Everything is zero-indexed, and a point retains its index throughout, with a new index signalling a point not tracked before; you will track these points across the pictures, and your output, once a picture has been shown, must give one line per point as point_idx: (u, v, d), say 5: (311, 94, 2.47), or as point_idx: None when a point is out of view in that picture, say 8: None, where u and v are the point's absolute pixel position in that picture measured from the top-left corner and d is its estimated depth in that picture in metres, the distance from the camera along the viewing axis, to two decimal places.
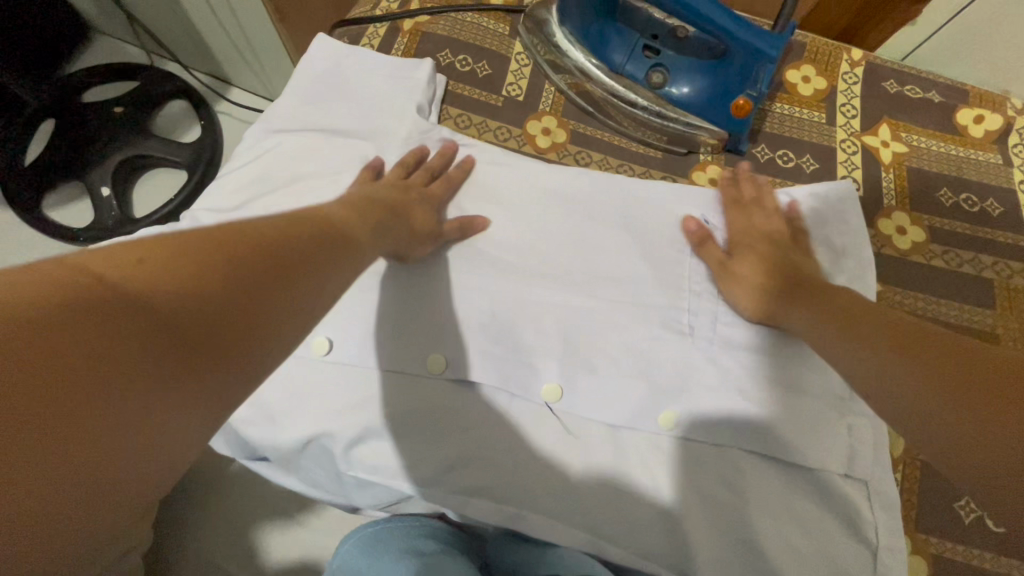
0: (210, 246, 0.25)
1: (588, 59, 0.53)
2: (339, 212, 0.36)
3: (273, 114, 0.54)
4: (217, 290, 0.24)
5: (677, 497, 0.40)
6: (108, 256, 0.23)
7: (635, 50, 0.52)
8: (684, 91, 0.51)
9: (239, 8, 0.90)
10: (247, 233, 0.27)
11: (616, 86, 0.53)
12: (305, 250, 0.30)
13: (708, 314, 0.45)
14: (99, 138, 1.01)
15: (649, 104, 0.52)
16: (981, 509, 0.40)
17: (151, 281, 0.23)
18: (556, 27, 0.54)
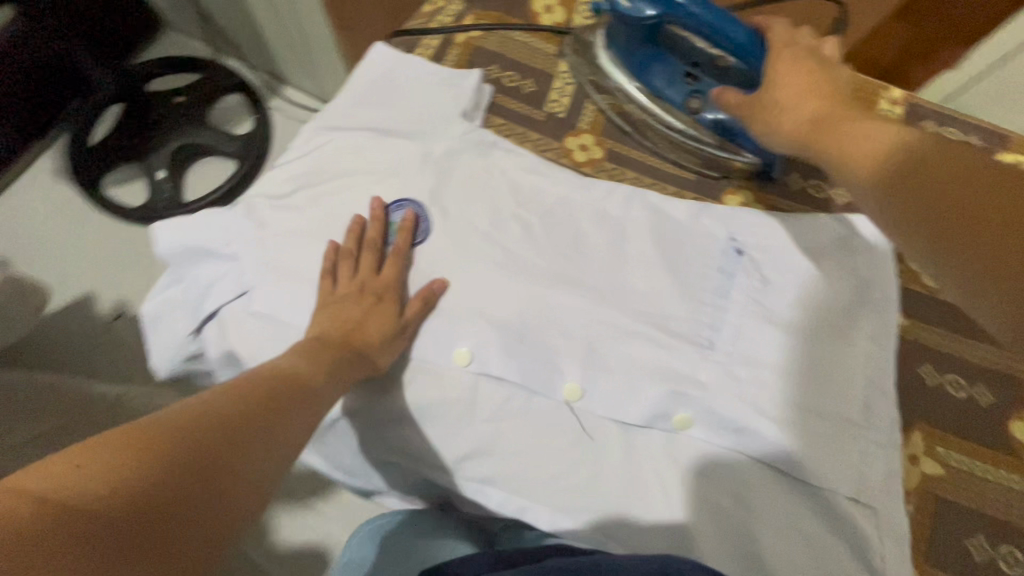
0: (155, 434, 0.27)
1: (630, 82, 0.56)
2: (294, 366, 0.39)
3: (328, 112, 0.57)
4: (171, 473, 0.26)
5: (682, 502, 0.42)
6: (49, 472, 0.23)
7: (675, 77, 0.55)
8: (720, 117, 0.53)
9: (301, 13, 0.96)
10: (200, 415, 0.29)
11: (654, 110, 0.55)
12: (257, 415, 0.32)
13: (729, 330, 0.46)
14: (161, 125, 1.08)
15: (684, 128, 0.54)
16: (994, 550, 0.39)
17: (96, 485, 0.23)
18: (601, 50, 0.57)
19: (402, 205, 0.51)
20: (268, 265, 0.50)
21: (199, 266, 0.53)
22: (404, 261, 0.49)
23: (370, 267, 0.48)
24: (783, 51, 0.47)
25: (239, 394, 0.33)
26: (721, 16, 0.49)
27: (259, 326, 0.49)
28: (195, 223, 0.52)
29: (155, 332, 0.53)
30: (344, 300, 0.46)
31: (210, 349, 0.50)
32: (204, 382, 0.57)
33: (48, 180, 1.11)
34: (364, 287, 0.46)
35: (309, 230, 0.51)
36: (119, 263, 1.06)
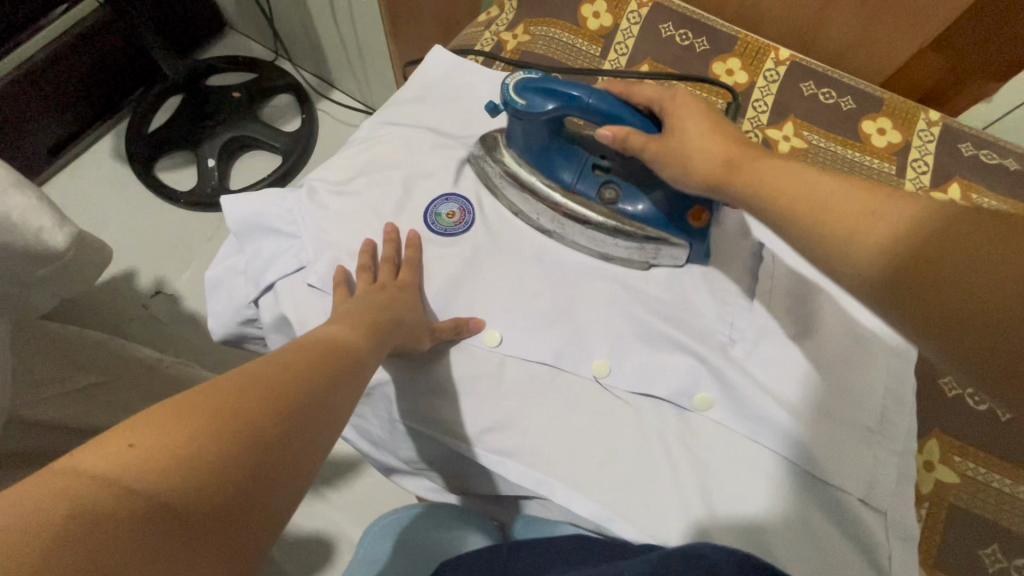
0: (204, 405, 0.24)
1: (538, 179, 0.51)
2: (338, 334, 0.37)
3: (389, 107, 0.60)
4: (230, 446, 0.23)
5: (697, 490, 0.43)
6: (100, 451, 0.21)
7: (583, 167, 0.50)
8: (638, 207, 0.49)
9: (358, 20, 1.01)
10: (266, 373, 0.28)
11: (571, 206, 0.50)
12: (309, 378, 0.30)
13: (750, 332, 0.48)
14: (216, 118, 1.14)
15: (605, 220, 0.49)
16: (1008, 561, 0.40)
17: (151, 467, 0.21)
18: (504, 151, 0.52)
19: (451, 197, 0.53)
20: (327, 242, 0.52)
21: (259, 241, 0.54)
22: (419, 265, 0.50)
23: (390, 273, 0.48)
24: (676, 93, 0.45)
25: (295, 353, 0.31)
26: (610, 99, 0.45)
27: (312, 298, 0.51)
28: (262, 200, 0.53)
29: (214, 298, 0.57)
30: (388, 287, 0.46)
31: (266, 317, 0.53)
32: (253, 347, 0.60)
33: (107, 162, 1.18)
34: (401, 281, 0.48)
35: (363, 212, 0.53)
36: (167, 243, 1.12)
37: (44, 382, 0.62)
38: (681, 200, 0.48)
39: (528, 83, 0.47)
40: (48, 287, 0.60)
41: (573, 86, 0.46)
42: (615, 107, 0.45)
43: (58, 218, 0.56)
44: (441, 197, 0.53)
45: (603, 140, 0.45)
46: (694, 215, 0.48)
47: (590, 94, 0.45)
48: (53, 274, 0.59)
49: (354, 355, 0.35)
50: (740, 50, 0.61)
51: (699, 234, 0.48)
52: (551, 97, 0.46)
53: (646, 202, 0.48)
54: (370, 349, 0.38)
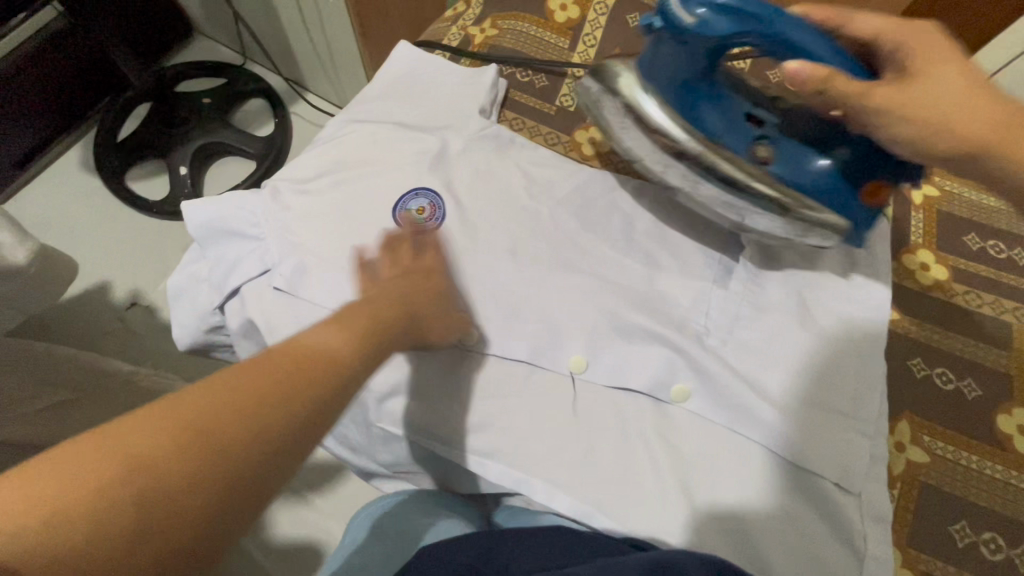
0: (101, 461, 0.24)
1: (675, 123, 0.44)
2: (326, 342, 0.32)
3: (355, 105, 0.59)
4: (108, 514, 0.23)
5: (673, 481, 0.43)
6: (38, 483, 0.23)
7: (733, 119, 0.46)
8: (796, 170, 0.45)
9: (328, 21, 1.00)
10: (224, 408, 0.26)
11: (715, 158, 0.44)
12: (252, 420, 0.27)
13: (722, 321, 0.49)
14: (185, 123, 1.12)
15: (755, 181, 0.44)
16: (977, 536, 0.41)
17: (24, 529, 0.22)
18: (627, 81, 0.44)
19: (418, 192, 0.53)
20: (292, 244, 0.51)
21: (223, 245, 0.53)
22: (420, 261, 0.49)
23: (362, 276, 0.48)
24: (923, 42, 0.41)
25: (277, 371, 0.29)
26: (808, 31, 0.41)
27: (280, 302, 0.50)
28: (224, 203, 0.53)
29: (179, 306, 0.56)
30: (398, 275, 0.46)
31: (234, 324, 0.52)
32: (222, 356, 0.59)
33: (75, 172, 1.15)
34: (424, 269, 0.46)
35: (333, 215, 0.52)
36: (140, 254, 1.10)
37: (11, 401, 0.60)
38: (858, 168, 0.44)
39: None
40: (11, 303, 0.58)
41: (757, 7, 0.40)
42: (812, 40, 0.41)
43: (18, 231, 0.54)
44: (409, 193, 0.53)
45: (795, 77, 0.40)
46: (871, 189, 0.45)
47: (777, 19, 0.40)
48: (15, 289, 0.57)
49: (336, 376, 0.31)
50: None
51: (868, 210, 0.46)
52: (725, 16, 0.40)
53: (821, 161, 0.45)
54: (362, 366, 0.33)
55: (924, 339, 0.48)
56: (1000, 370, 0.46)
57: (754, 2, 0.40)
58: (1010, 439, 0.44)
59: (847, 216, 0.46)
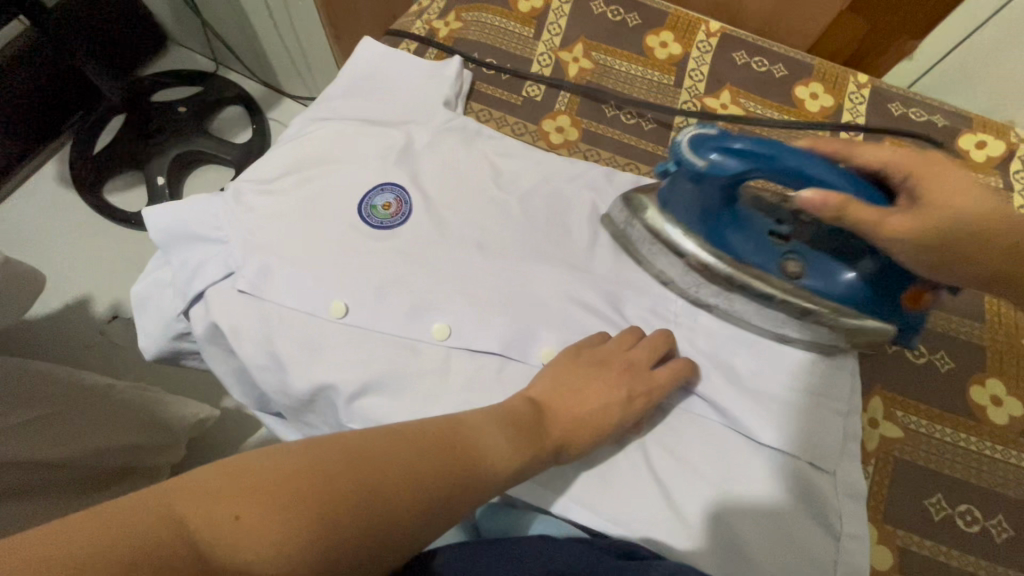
0: (309, 501, 0.26)
1: (703, 249, 0.46)
2: (483, 435, 0.34)
3: (319, 103, 0.58)
4: (301, 552, 0.25)
5: (646, 467, 0.43)
6: (216, 509, 0.25)
7: (761, 238, 0.46)
8: (829, 284, 0.43)
9: (299, 24, 1.01)
10: (381, 473, 0.29)
11: (744, 278, 0.45)
12: (413, 501, 0.29)
13: (691, 306, 0.48)
14: (161, 133, 1.10)
15: (785, 297, 0.44)
16: (951, 508, 0.41)
17: (243, 544, 0.24)
18: (654, 211, 0.47)
19: (383, 187, 0.52)
20: (256, 246, 0.50)
21: (186, 250, 0.52)
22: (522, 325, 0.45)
23: None
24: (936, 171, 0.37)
25: (423, 451, 0.31)
26: (819, 164, 0.39)
27: (244, 305, 0.50)
28: (186, 208, 0.52)
29: (144, 313, 0.55)
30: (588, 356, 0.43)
31: (198, 329, 0.51)
32: (191, 362, 0.59)
33: (50, 186, 1.13)
34: (607, 358, 0.43)
35: (296, 214, 0.51)
36: (119, 266, 1.09)
37: None
38: (895, 280, 0.41)
39: (704, 142, 0.42)
40: None
41: (764, 144, 0.40)
42: (826, 174, 0.39)
43: None
44: (374, 188, 0.52)
45: (809, 202, 0.37)
46: (913, 297, 0.41)
47: (788, 155, 0.39)
48: None
49: (483, 481, 0.32)
50: (672, 24, 0.61)
51: (914, 316, 0.42)
52: (733, 156, 0.41)
53: (851, 273, 0.43)
54: (507, 473, 0.34)
55: None
56: (973, 341, 0.46)
57: (761, 141, 0.40)
58: (983, 410, 0.44)
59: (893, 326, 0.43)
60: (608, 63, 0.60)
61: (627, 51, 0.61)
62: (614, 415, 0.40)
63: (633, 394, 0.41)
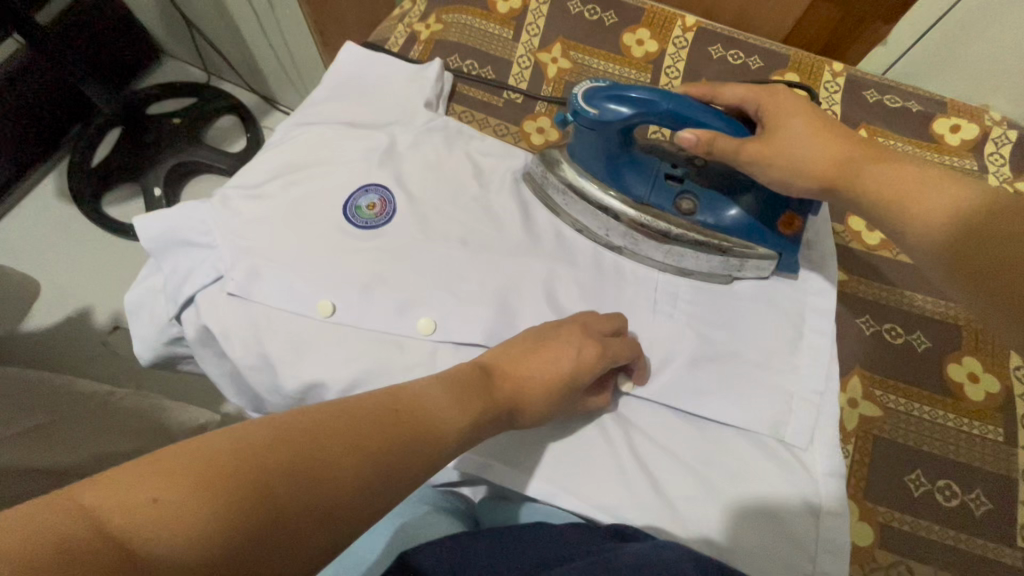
0: (241, 475, 0.22)
1: (606, 193, 0.49)
2: (435, 402, 0.31)
3: (304, 109, 0.60)
4: (223, 540, 0.21)
5: (628, 453, 0.44)
6: (126, 497, 0.20)
7: (657, 179, 0.49)
8: (718, 217, 0.47)
9: (287, 29, 1.01)
10: (318, 444, 0.25)
11: (645, 219, 0.48)
12: (361, 470, 0.26)
13: (669, 295, 0.50)
14: (157, 145, 1.11)
15: (682, 232, 0.47)
16: (931, 484, 0.42)
17: (162, 530, 0.20)
18: (566, 164, 0.50)
19: (369, 188, 0.53)
20: (244, 250, 0.51)
21: (176, 256, 0.53)
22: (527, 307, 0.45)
23: None
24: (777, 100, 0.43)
25: (367, 419, 0.27)
26: (696, 106, 0.43)
27: (234, 308, 0.51)
28: (174, 214, 0.53)
29: (137, 321, 0.57)
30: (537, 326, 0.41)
31: (189, 333, 0.52)
32: (186, 367, 0.60)
33: (50, 201, 1.15)
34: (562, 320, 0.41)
35: (283, 218, 0.52)
36: (119, 278, 1.10)
37: None
38: (772, 208, 0.46)
39: (598, 91, 0.45)
40: None
41: (649, 91, 0.44)
42: (701, 114, 0.43)
43: None
44: (359, 190, 0.53)
45: (687, 144, 0.43)
46: (785, 222, 0.46)
47: (667, 100, 0.43)
48: None
49: (436, 447, 0.29)
50: (648, 20, 0.62)
51: (791, 241, 0.47)
52: (625, 103, 0.44)
53: (734, 207, 0.47)
54: (459, 440, 0.31)
55: (871, 298, 0.49)
56: (948, 320, 0.47)
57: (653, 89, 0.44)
58: (961, 387, 0.45)
59: (775, 251, 0.47)
60: (586, 61, 0.62)
61: (604, 49, 0.62)
62: (568, 363, 0.38)
63: (586, 349, 0.39)
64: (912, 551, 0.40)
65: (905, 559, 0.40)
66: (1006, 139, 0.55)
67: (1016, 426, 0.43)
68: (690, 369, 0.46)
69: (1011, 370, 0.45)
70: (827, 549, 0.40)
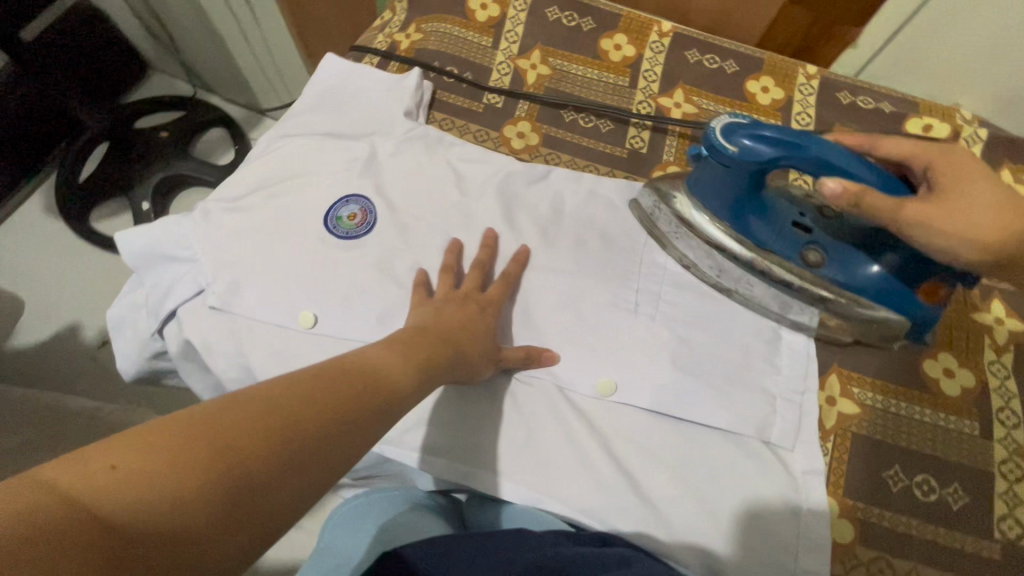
0: (198, 429, 0.23)
1: (725, 233, 0.47)
2: (385, 362, 0.33)
3: (285, 121, 0.60)
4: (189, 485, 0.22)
5: (608, 455, 0.44)
6: (83, 468, 0.21)
7: (783, 227, 0.47)
8: (851, 276, 0.44)
9: (274, 42, 1.03)
10: (277, 398, 0.26)
11: (765, 264, 0.46)
12: (325, 413, 0.26)
13: (650, 297, 0.50)
14: (143, 158, 1.11)
15: (804, 285, 0.45)
16: (909, 479, 0.42)
17: (123, 491, 0.21)
18: (681, 196, 0.49)
19: (350, 199, 0.54)
20: (226, 262, 0.52)
21: (158, 270, 0.54)
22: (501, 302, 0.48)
23: None
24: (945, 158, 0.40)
25: (324, 375, 0.28)
26: (851, 158, 0.40)
27: (215, 321, 0.51)
28: (156, 229, 0.53)
29: (119, 336, 0.57)
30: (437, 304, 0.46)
31: (172, 347, 0.53)
32: (172, 381, 0.60)
33: (37, 216, 1.15)
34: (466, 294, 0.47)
35: (265, 228, 0.53)
36: (108, 292, 1.10)
37: None
38: (916, 272, 0.42)
39: (738, 128, 0.43)
40: None
41: (794, 134, 0.41)
42: (850, 163, 0.40)
43: None
44: (340, 200, 0.53)
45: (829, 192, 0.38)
46: (931, 291, 0.42)
47: (813, 143, 0.40)
48: None
49: (390, 396, 0.30)
50: (624, 26, 0.63)
51: (936, 312, 0.43)
52: (764, 142, 0.42)
53: (875, 268, 0.43)
54: (413, 390, 0.33)
55: None
56: None
57: (793, 131, 0.41)
58: (937, 382, 0.45)
59: (912, 320, 0.43)
60: (564, 67, 0.62)
61: (582, 55, 0.63)
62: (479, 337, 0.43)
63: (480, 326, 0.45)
64: (891, 547, 0.41)
65: (885, 554, 0.40)
66: (977, 137, 0.56)
67: (991, 420, 0.44)
68: (670, 372, 0.46)
69: (985, 365, 0.46)
70: (806, 545, 0.41)
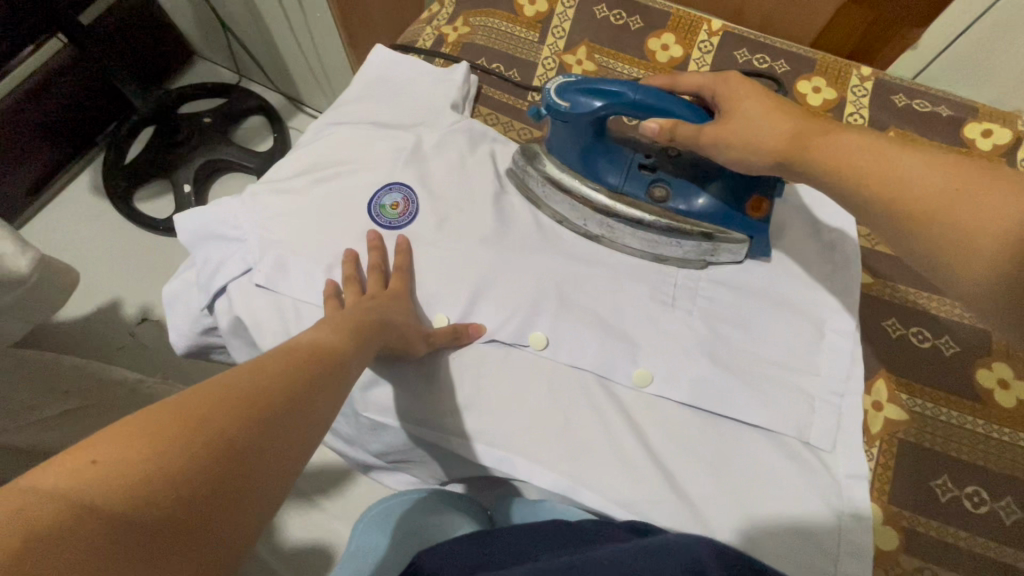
0: (174, 414, 0.23)
1: (587, 185, 0.51)
2: (326, 341, 0.35)
3: (335, 108, 0.61)
4: (183, 464, 0.22)
5: (646, 448, 0.44)
6: (61, 468, 0.20)
7: (630, 171, 0.51)
8: (692, 203, 0.49)
9: (317, 35, 1.05)
10: (242, 380, 0.26)
11: (619, 206, 0.50)
12: (287, 387, 0.28)
13: (691, 294, 0.50)
14: (188, 142, 1.14)
15: (657, 219, 0.49)
16: (959, 490, 0.41)
17: (109, 479, 0.20)
18: (546, 158, 0.52)
19: (394, 186, 0.54)
20: (273, 241, 0.53)
21: (210, 249, 0.56)
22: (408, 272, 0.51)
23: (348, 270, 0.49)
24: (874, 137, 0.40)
25: (276, 360, 0.30)
26: (663, 94, 0.45)
27: (263, 299, 0.52)
28: (210, 209, 0.55)
29: (172, 311, 0.59)
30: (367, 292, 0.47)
31: (222, 322, 0.54)
32: (217, 356, 0.62)
33: (84, 196, 1.19)
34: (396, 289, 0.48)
35: (310, 211, 0.54)
36: (150, 272, 1.13)
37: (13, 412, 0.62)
38: (736, 192, 0.48)
39: (570, 85, 0.47)
40: None
41: (615, 83, 0.46)
42: (655, 99, 0.45)
43: (21, 244, 0.61)
44: (384, 187, 0.54)
45: (651, 132, 0.45)
46: (753, 205, 0.48)
47: (627, 89, 0.46)
48: None
49: (338, 370, 0.33)
50: (674, 24, 0.62)
51: (761, 224, 0.48)
52: (597, 94, 0.46)
53: (701, 197, 0.48)
54: (356, 362, 0.36)
55: (895, 303, 0.48)
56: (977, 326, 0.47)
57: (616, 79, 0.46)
58: (990, 394, 0.44)
59: (745, 234, 0.48)
60: (610, 64, 0.62)
61: (628, 52, 0.62)
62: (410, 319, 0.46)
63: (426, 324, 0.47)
64: (935, 557, 0.40)
65: (928, 565, 0.40)
66: None
67: None
68: (706, 366, 0.46)
69: None
70: (848, 551, 0.40)
